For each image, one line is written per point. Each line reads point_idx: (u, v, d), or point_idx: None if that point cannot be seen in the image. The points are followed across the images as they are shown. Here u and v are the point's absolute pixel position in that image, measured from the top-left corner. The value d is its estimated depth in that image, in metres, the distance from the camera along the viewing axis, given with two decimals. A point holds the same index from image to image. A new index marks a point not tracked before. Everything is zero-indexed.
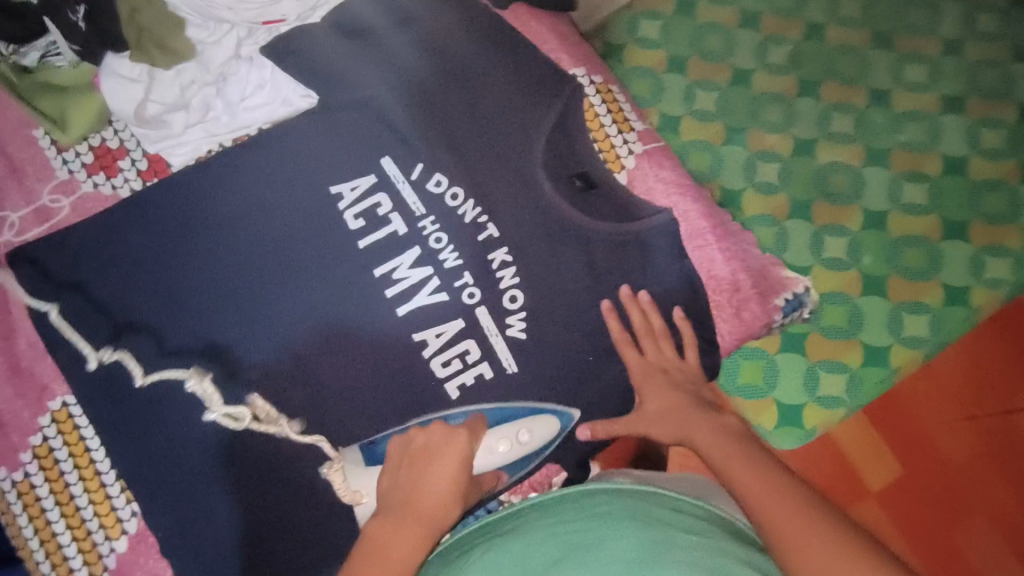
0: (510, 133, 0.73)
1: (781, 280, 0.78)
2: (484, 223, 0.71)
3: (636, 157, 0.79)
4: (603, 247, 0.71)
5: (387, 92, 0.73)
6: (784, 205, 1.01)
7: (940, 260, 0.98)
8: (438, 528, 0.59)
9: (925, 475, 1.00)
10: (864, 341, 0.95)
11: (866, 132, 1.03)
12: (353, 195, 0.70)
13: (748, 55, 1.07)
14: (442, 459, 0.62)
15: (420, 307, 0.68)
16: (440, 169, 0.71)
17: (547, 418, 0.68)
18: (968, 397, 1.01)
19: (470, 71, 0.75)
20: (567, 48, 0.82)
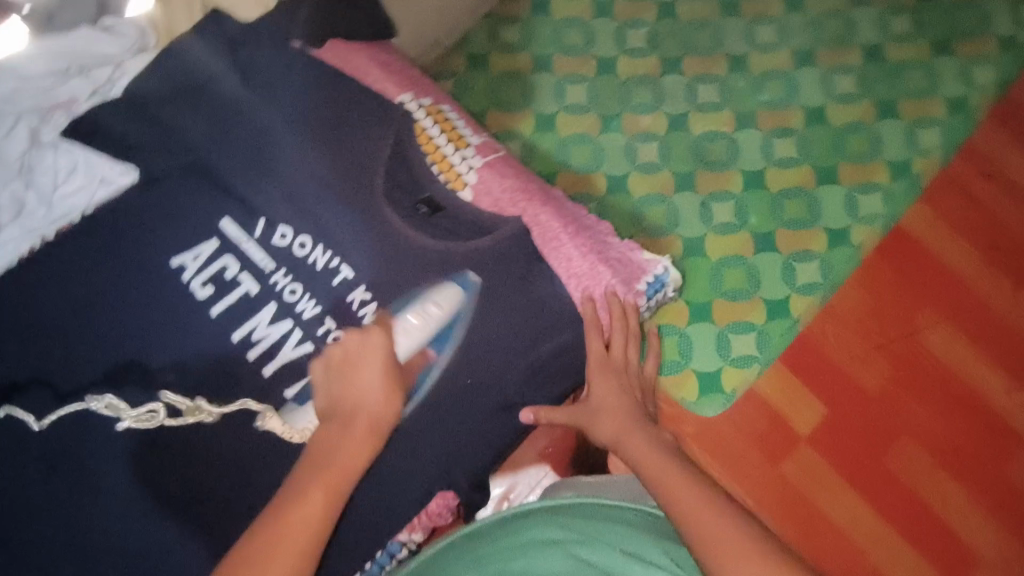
0: (348, 171, 0.68)
1: (640, 264, 0.73)
2: (336, 266, 0.67)
3: (476, 172, 0.73)
4: (460, 265, 0.68)
5: (217, 150, 0.68)
6: (668, 180, 1.04)
7: (818, 207, 1.03)
8: (385, 417, 0.60)
9: (848, 412, 1.05)
10: (764, 297, 0.99)
11: (730, 97, 1.07)
12: (197, 264, 0.65)
13: (607, 44, 1.09)
14: (369, 360, 0.62)
15: (285, 363, 0.65)
16: (284, 220, 0.67)
17: (447, 284, 0.67)
18: (873, 329, 1.06)
19: (297, 109, 0.69)
20: (391, 74, 0.75)
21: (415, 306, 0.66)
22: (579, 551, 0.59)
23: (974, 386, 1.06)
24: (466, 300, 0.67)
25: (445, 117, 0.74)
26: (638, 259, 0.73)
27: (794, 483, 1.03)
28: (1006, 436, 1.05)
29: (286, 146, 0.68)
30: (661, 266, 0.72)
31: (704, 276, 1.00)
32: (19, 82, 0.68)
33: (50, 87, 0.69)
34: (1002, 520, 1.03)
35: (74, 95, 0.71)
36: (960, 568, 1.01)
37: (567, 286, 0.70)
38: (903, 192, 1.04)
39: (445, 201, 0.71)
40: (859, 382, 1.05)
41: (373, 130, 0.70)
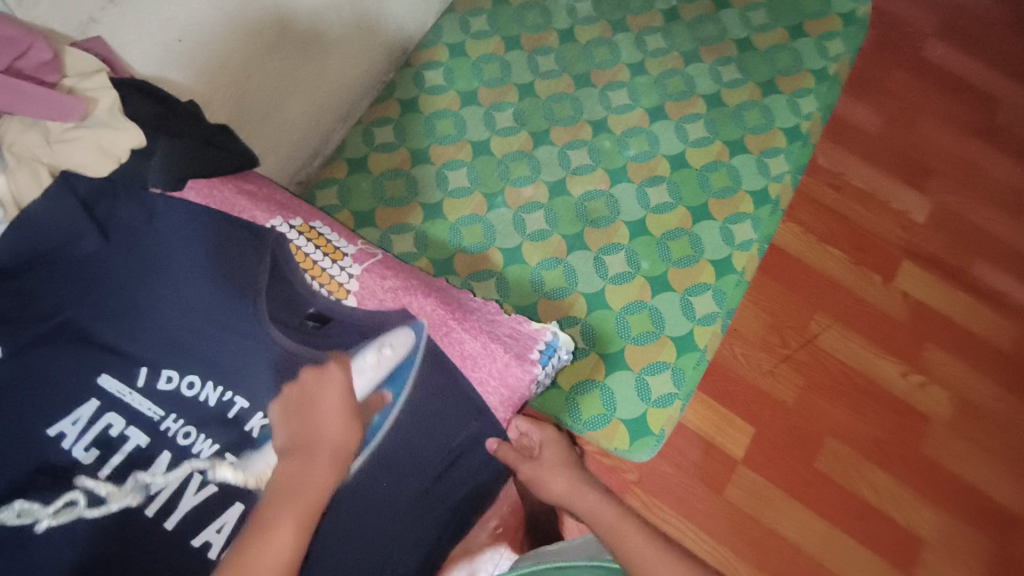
0: (226, 299, 0.58)
1: (529, 334, 0.67)
2: (231, 399, 0.56)
3: (359, 280, 0.65)
4: (357, 375, 0.59)
5: (86, 303, 0.56)
6: (560, 243, 1.09)
7: (699, 241, 1.10)
8: (347, 442, 0.56)
9: (774, 426, 1.10)
10: (670, 335, 1.04)
11: (599, 157, 1.16)
12: (77, 428, 0.53)
13: (479, 128, 1.17)
14: (324, 392, 0.57)
15: (189, 514, 0.52)
16: (166, 361, 0.56)
17: (400, 328, 0.62)
18: (775, 342, 1.15)
19: (161, 237, 0.60)
20: (257, 200, 0.67)
21: (370, 347, 0.60)
22: None
23: (876, 377, 1.15)
24: (420, 347, 0.62)
25: (320, 234, 0.67)
26: (526, 330, 0.67)
27: (740, 504, 1.05)
28: (916, 416, 1.13)
29: (151, 281, 0.58)
30: (549, 332, 0.68)
31: (612, 326, 1.04)
32: None
33: None
34: (934, 497, 1.09)
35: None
36: (910, 553, 1.05)
37: (464, 372, 0.63)
38: (768, 215, 1.14)
39: (332, 310, 0.62)
40: (777, 394, 1.12)
41: (246, 255, 0.61)
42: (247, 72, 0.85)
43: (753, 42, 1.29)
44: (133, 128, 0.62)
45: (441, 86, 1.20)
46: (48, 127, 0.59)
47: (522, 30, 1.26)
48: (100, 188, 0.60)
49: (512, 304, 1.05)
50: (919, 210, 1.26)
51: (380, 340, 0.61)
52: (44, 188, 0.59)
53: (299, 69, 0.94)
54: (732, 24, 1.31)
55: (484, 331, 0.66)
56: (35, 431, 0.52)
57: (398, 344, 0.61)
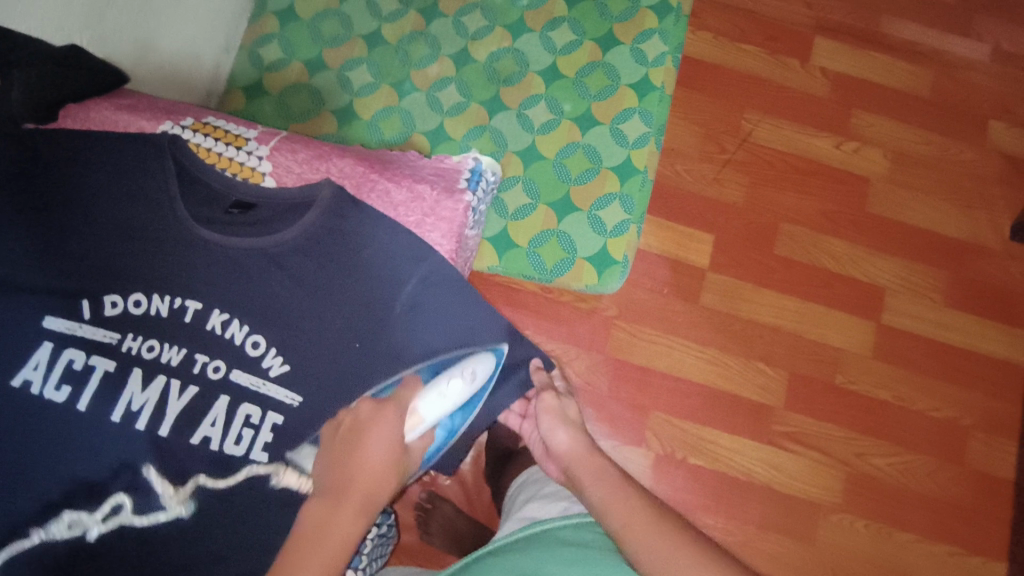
0: (147, 211, 0.57)
1: (453, 168, 0.69)
2: (181, 304, 0.56)
3: (269, 159, 0.65)
4: (295, 251, 0.58)
5: (5, 254, 0.55)
6: (479, 110, 1.07)
7: (614, 69, 1.09)
8: (380, 493, 0.54)
9: (730, 227, 1.14)
10: (609, 167, 1.05)
11: (495, 16, 1.12)
12: (40, 372, 0.54)
13: (366, 20, 1.11)
14: (374, 436, 0.56)
15: (180, 416, 0.55)
16: (104, 287, 0.56)
17: (485, 353, 0.62)
18: (711, 149, 1.17)
19: (52, 165, 0.56)
20: (140, 110, 0.65)
21: (455, 372, 0.59)
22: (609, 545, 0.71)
23: (811, 155, 1.19)
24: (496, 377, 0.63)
25: (215, 127, 0.66)
26: (448, 166, 0.69)
27: (714, 306, 1.11)
28: (857, 180, 1.18)
29: (62, 216, 0.56)
30: (471, 159, 0.69)
31: (550, 174, 1.05)
32: None
33: None
34: (887, 247, 1.15)
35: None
36: (876, 302, 1.13)
37: (392, 215, 0.64)
38: (672, 27, 1.12)
39: (252, 194, 0.59)
40: (724, 197, 1.15)
41: (144, 163, 0.57)
42: (97, 10, 0.77)
43: None
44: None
45: None
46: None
47: None
48: None
49: None
50: None
51: (465, 365, 0.60)
52: None
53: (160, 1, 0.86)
54: None
55: (404, 175, 0.66)
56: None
57: (480, 372, 0.61)
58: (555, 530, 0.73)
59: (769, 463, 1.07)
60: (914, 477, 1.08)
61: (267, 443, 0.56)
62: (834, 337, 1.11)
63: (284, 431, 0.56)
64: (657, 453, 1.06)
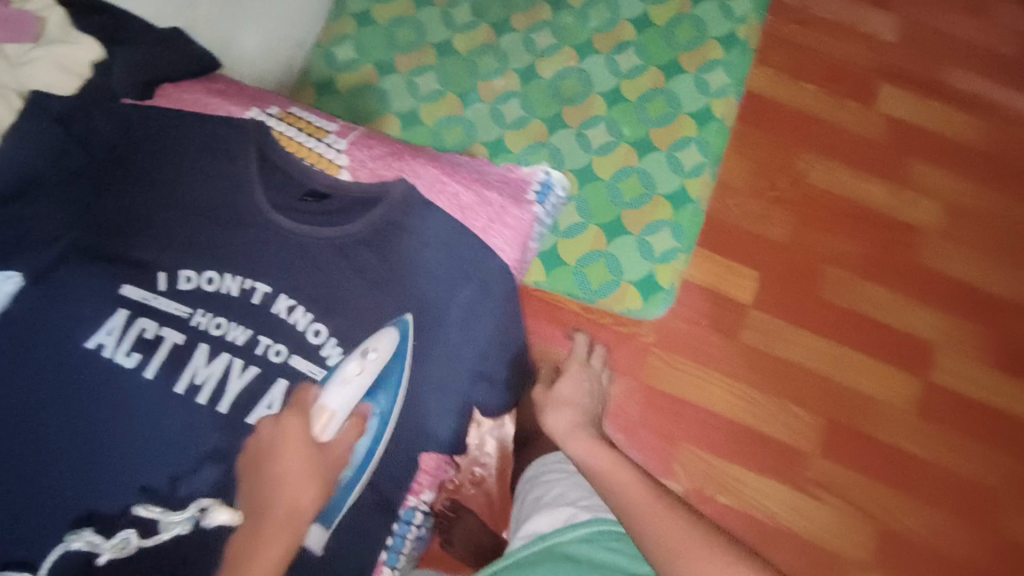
0: (227, 193, 0.59)
1: (522, 180, 0.73)
2: (252, 285, 0.58)
3: (348, 155, 0.66)
4: (362, 244, 0.60)
5: (93, 225, 0.58)
6: (540, 127, 1.09)
7: (676, 98, 1.09)
8: (303, 503, 0.56)
9: (776, 266, 1.13)
10: (662, 194, 1.05)
11: (564, 35, 1.14)
12: (114, 337, 0.55)
13: (440, 30, 1.15)
14: (283, 446, 0.56)
15: (238, 396, 0.56)
16: (181, 262, 0.57)
17: (378, 332, 0.59)
18: (762, 186, 1.16)
19: (147, 145, 0.60)
20: (229, 97, 0.66)
21: (353, 356, 0.58)
22: (623, 558, 0.70)
23: (866, 200, 1.17)
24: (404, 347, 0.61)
25: (298, 118, 0.67)
26: (518, 178, 0.73)
27: (756, 343, 1.09)
28: (910, 229, 1.16)
29: (147, 192, 0.59)
30: (540, 173, 0.73)
31: (604, 196, 1.05)
32: None
33: None
34: (937, 298, 1.13)
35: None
36: (921, 355, 1.10)
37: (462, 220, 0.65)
38: (740, 58, 1.11)
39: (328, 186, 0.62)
40: (773, 236, 1.14)
41: (229, 147, 0.60)
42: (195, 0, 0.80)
43: None
44: (88, 41, 0.61)
45: None
46: (8, 53, 0.57)
47: None
48: (74, 105, 0.59)
49: None
50: (889, 29, 1.24)
51: (363, 346, 0.59)
52: (17, 111, 0.56)
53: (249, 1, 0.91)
54: None
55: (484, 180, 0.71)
56: (73, 345, 0.54)
57: (380, 349, 0.59)
58: (564, 543, 0.71)
59: (796, 508, 1.04)
60: (946, 541, 1.04)
61: (320, 429, 0.57)
62: (875, 387, 1.09)
63: (337, 419, 0.58)
64: (683, 485, 1.05)
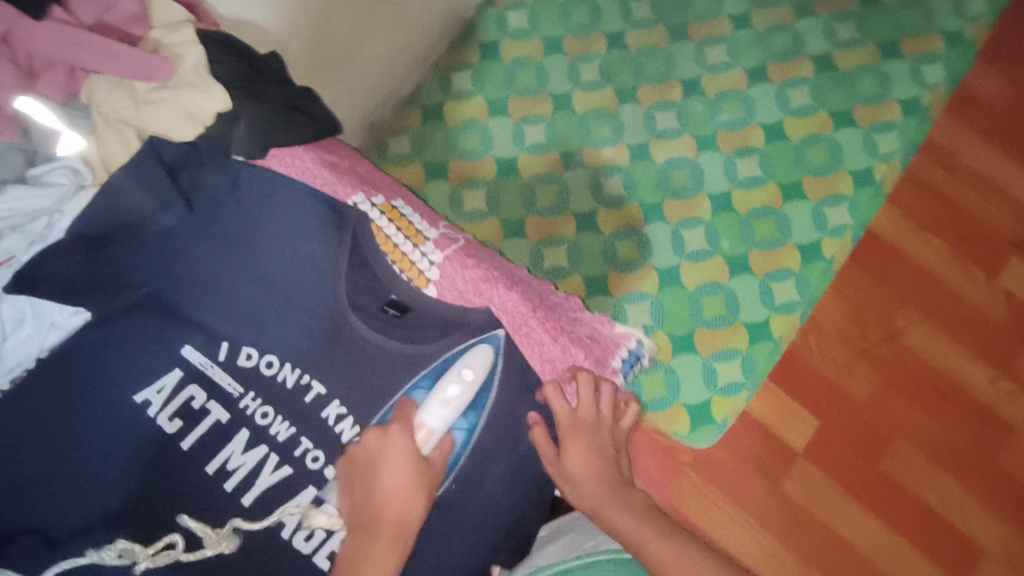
0: (319, 280, 0.62)
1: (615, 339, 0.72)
2: (308, 382, 0.59)
3: (439, 267, 0.66)
4: (432, 365, 0.62)
5: (173, 282, 0.59)
6: (637, 213, 1.03)
7: (787, 223, 1.02)
8: (409, 515, 0.54)
9: (843, 423, 1.05)
10: (744, 323, 0.98)
11: (688, 122, 1.07)
12: (162, 397, 0.56)
13: (564, 81, 1.09)
14: (384, 459, 0.56)
15: (264, 492, 0.55)
16: (246, 339, 0.59)
17: (475, 347, 0.63)
18: (853, 334, 1.07)
19: (237, 218, 0.61)
20: (340, 174, 0.65)
21: (449, 376, 0.61)
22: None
23: (960, 380, 1.07)
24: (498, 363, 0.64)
25: (399, 213, 0.67)
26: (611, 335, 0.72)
27: (796, 497, 1.02)
28: (998, 425, 1.06)
29: (227, 266, 0.60)
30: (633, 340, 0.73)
31: (682, 306, 0.99)
32: None
33: None
34: (999, 505, 1.03)
35: (11, 253, 0.53)
36: (969, 564, 1.02)
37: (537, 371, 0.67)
38: (868, 200, 1.03)
39: (410, 299, 0.65)
40: (848, 390, 1.06)
41: (322, 240, 0.62)
42: None
43: None
44: (219, 90, 0.56)
45: (524, 31, 1.12)
46: (137, 87, 0.55)
47: None
48: (187, 154, 0.58)
49: (581, 274, 1.00)
50: None
51: (459, 365, 0.61)
52: (133, 154, 0.56)
53: (368, 15, 0.89)
54: None
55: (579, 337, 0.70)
56: (121, 398, 0.55)
57: (475, 366, 0.62)
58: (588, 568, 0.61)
59: None
60: None
61: (332, 552, 0.55)
62: None
63: None
64: None
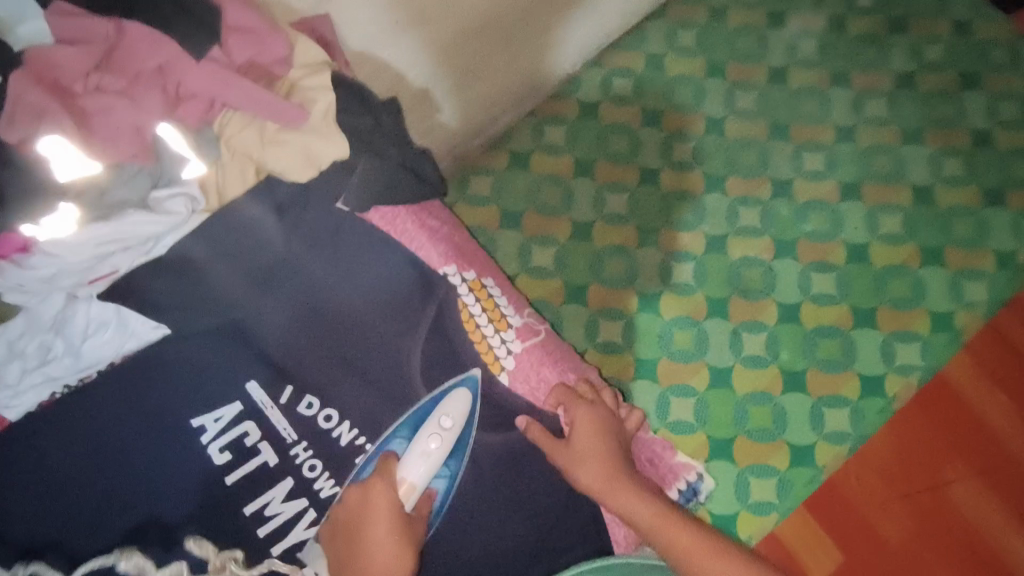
0: (381, 328, 0.65)
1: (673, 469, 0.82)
2: (361, 443, 0.62)
3: (515, 357, 0.71)
4: (490, 455, 0.66)
5: (257, 315, 0.62)
6: (701, 304, 1.01)
7: (853, 349, 0.99)
8: (394, 572, 0.56)
9: (868, 564, 0.93)
10: (789, 442, 0.95)
11: (772, 223, 1.05)
12: (218, 426, 0.60)
13: (655, 156, 1.09)
14: (374, 512, 0.58)
15: (298, 541, 0.58)
16: (310, 388, 0.62)
17: (453, 389, 0.66)
18: (895, 473, 0.96)
19: (342, 254, 0.65)
20: (438, 241, 0.71)
21: (428, 428, 0.63)
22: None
23: (1004, 549, 0.94)
24: (476, 403, 0.67)
25: (487, 292, 0.73)
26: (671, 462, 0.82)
27: None
28: None
29: (320, 302, 0.64)
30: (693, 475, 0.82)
31: (728, 411, 0.96)
32: (62, 265, 0.52)
33: (95, 266, 0.55)
34: None
35: (117, 266, 0.56)
36: None
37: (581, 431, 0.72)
38: (943, 345, 0.99)
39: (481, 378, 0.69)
40: (879, 531, 0.94)
41: (413, 304, 0.67)
42: None
43: (993, 136, 1.08)
44: (341, 139, 0.58)
45: (627, 99, 1.12)
46: (267, 127, 0.57)
47: (730, 56, 1.15)
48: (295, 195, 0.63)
49: (634, 354, 0.99)
50: None
51: (439, 415, 0.63)
52: (248, 186, 0.60)
53: (477, 49, 0.94)
54: (976, 109, 1.10)
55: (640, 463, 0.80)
56: (181, 419, 0.59)
57: (454, 414, 0.64)
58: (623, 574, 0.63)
59: None
60: None
61: None
62: None
63: None
64: None
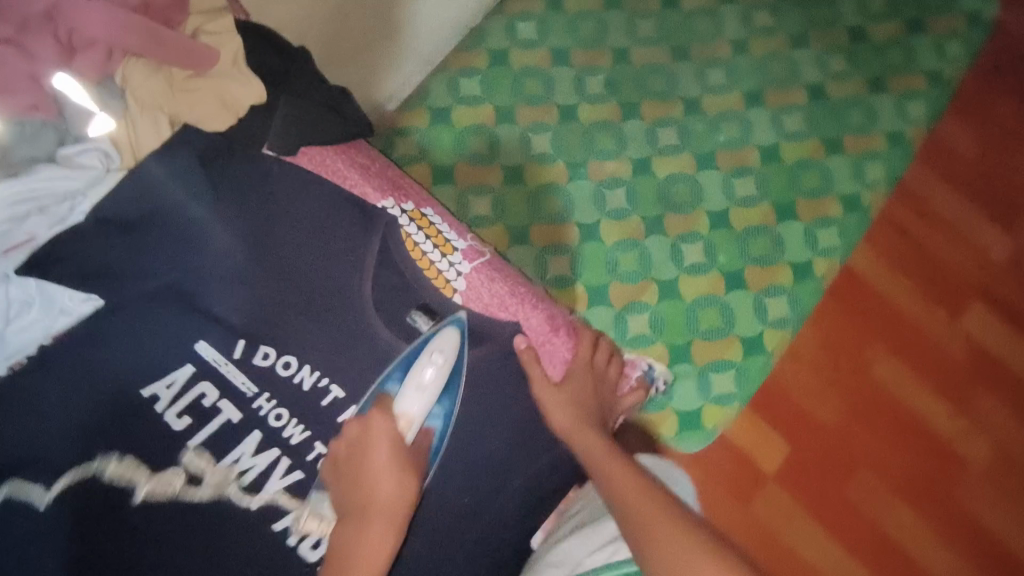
0: (327, 269, 0.68)
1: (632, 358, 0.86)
2: (325, 386, 0.65)
3: (464, 278, 0.73)
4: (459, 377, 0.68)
5: (197, 279, 0.64)
6: (638, 224, 1.05)
7: (782, 241, 1.06)
8: (399, 503, 0.62)
9: (813, 448, 1.02)
10: (740, 335, 1.01)
11: (689, 140, 1.10)
12: (171, 393, 0.61)
13: (569, 91, 1.11)
14: (374, 445, 0.62)
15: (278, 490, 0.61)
16: (263, 338, 0.64)
17: (446, 328, 0.69)
18: (826, 364, 1.05)
19: (292, 211, 0.68)
20: (370, 176, 0.73)
21: (421, 360, 0.66)
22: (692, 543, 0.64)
23: (924, 416, 1.05)
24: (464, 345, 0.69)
25: (428, 222, 0.74)
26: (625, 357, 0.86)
27: (763, 521, 0.99)
28: (955, 461, 1.03)
29: (272, 249, 0.66)
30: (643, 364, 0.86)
31: (681, 317, 1.01)
32: None
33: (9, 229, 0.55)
34: (962, 546, 1.00)
35: (33, 233, 0.57)
36: None
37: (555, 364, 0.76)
38: (856, 224, 1.07)
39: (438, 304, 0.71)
40: (818, 418, 1.03)
41: (361, 231, 0.70)
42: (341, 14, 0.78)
43: (866, 32, 1.18)
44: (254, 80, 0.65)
45: (533, 40, 1.13)
46: (172, 72, 0.61)
47: None
48: (218, 145, 0.65)
49: (586, 281, 1.01)
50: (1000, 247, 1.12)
51: (430, 350, 0.67)
52: (163, 138, 0.62)
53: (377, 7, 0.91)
54: (848, 10, 1.19)
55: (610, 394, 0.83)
56: (131, 389, 0.60)
57: (445, 349, 0.67)
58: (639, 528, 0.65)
59: None
60: None
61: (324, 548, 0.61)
62: None
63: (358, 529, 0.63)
64: None
